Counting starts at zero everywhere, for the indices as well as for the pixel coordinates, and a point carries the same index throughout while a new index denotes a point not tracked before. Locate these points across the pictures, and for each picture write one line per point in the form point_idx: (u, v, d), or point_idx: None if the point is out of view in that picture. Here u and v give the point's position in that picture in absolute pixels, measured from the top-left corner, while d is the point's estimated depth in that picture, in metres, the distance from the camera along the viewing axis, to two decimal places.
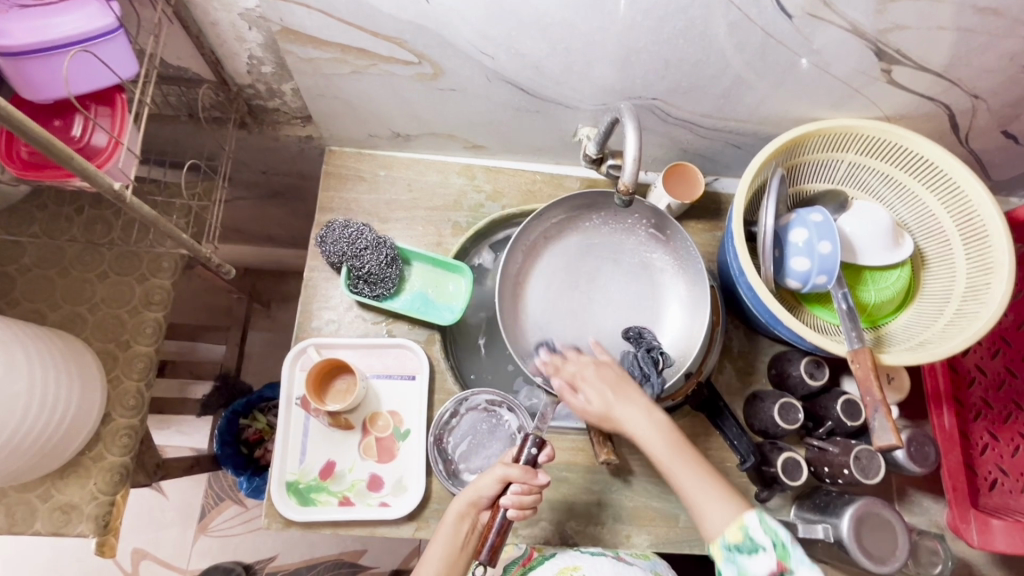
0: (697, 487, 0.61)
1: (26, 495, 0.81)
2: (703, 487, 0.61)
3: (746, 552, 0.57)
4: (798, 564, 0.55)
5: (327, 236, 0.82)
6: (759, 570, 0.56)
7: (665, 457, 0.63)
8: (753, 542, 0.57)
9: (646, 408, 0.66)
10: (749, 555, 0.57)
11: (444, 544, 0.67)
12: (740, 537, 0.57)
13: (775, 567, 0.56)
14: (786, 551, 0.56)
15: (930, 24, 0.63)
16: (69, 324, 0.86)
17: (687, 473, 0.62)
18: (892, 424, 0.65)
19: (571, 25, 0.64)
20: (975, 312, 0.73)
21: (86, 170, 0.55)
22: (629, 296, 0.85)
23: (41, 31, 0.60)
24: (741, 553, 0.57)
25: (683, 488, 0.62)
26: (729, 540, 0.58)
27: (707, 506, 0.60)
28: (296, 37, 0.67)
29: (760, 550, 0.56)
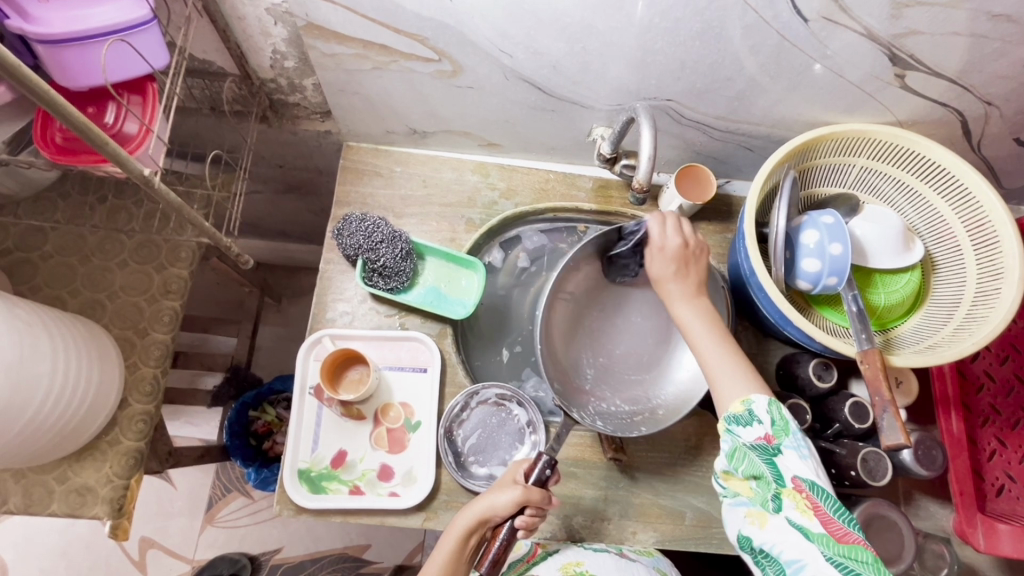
0: (721, 364, 0.62)
1: (43, 476, 0.82)
2: (726, 371, 0.62)
3: (743, 423, 0.58)
4: (787, 444, 0.57)
5: (343, 229, 0.84)
6: (750, 437, 0.57)
7: (698, 337, 0.65)
8: (751, 415, 0.58)
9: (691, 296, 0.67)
10: (745, 427, 0.58)
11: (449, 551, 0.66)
12: (741, 409, 0.59)
13: (766, 438, 0.57)
14: (782, 430, 0.57)
15: (944, 30, 0.64)
16: (88, 310, 0.88)
17: (714, 354, 0.63)
18: (900, 424, 0.65)
19: (589, 25, 0.65)
20: (984, 316, 0.73)
21: (118, 155, 0.57)
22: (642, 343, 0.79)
23: (77, 20, 0.62)
24: (737, 424, 0.58)
25: (711, 368, 0.63)
26: (731, 413, 0.59)
27: (726, 385, 0.61)
28: (320, 33, 0.69)
29: (757, 421, 0.58)
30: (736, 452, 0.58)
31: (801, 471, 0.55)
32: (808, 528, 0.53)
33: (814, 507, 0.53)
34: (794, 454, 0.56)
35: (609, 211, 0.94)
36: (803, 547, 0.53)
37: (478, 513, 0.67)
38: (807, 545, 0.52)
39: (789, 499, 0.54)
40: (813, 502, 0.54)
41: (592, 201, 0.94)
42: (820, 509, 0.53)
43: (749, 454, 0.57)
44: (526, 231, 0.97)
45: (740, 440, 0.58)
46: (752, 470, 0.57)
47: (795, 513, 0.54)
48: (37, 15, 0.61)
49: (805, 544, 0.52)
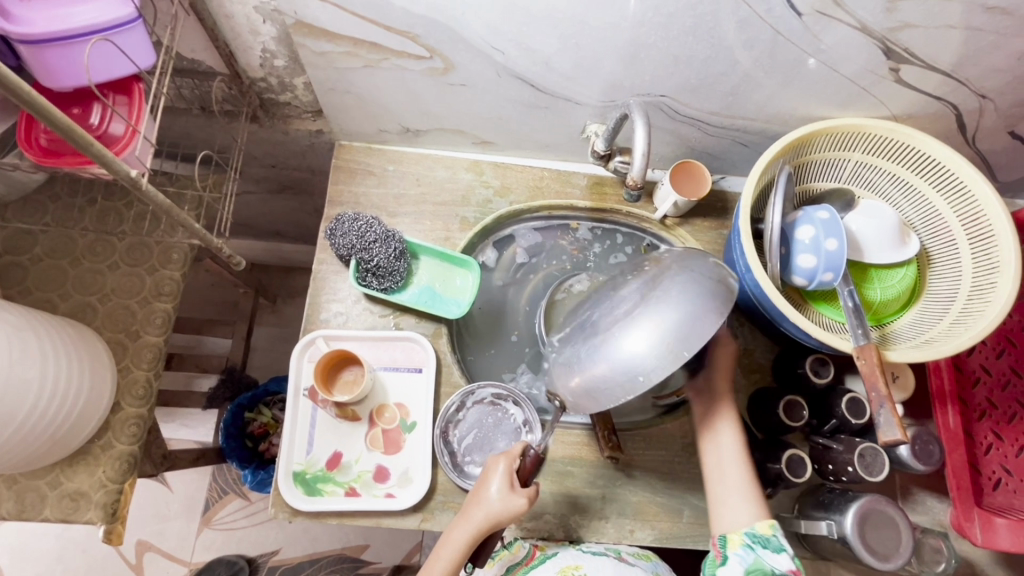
0: (727, 487, 0.66)
1: (36, 482, 0.81)
2: (735, 494, 0.66)
3: (771, 547, 0.62)
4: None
5: (336, 229, 0.84)
6: (777, 565, 0.61)
7: (727, 453, 0.68)
8: (779, 543, 0.62)
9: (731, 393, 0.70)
10: (773, 551, 0.61)
11: (454, 553, 0.65)
12: (769, 532, 0.62)
13: (792, 568, 0.60)
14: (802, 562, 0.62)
15: (938, 23, 0.63)
16: (79, 314, 0.87)
17: (734, 473, 0.67)
18: (897, 420, 0.65)
19: (581, 21, 0.65)
20: (980, 310, 0.73)
21: (104, 157, 0.56)
22: (585, 304, 0.69)
23: (59, 19, 0.61)
24: (764, 548, 0.62)
25: (717, 484, 0.67)
26: (756, 531, 0.63)
27: (731, 504, 0.65)
28: (309, 31, 0.68)
29: (786, 552, 0.61)
30: (756, 571, 0.61)
31: None
32: None
33: None
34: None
35: (604, 208, 0.94)
36: None
37: (485, 522, 0.65)
38: None
39: None
40: None
41: (586, 199, 0.94)
42: None
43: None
44: (520, 230, 0.96)
45: (764, 563, 0.61)
46: None
47: None
48: (18, 14, 0.60)
49: None
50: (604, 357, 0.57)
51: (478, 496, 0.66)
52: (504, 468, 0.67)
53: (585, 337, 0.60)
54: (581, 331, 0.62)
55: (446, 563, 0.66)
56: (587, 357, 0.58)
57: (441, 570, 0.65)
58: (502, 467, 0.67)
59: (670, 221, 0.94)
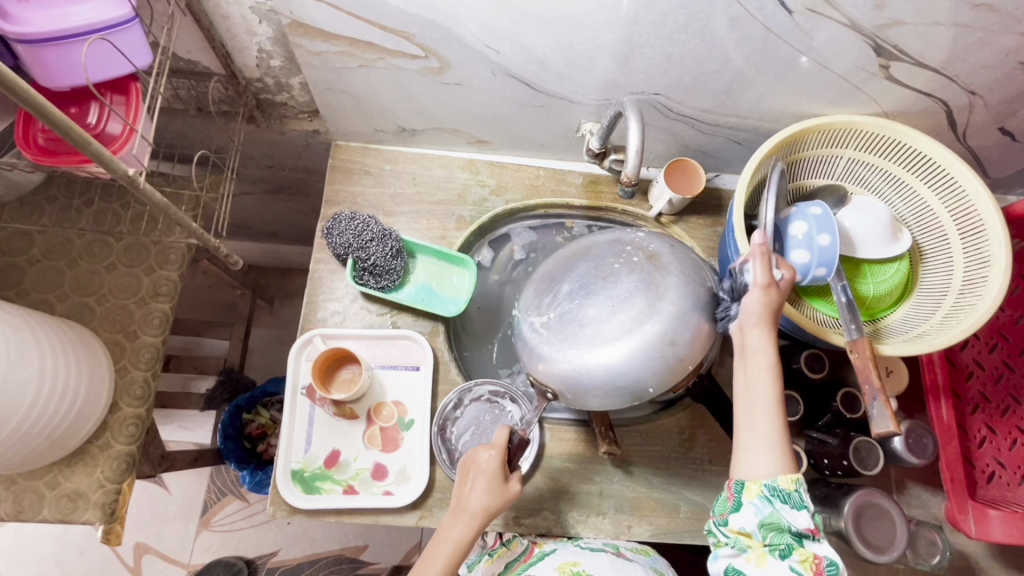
0: (753, 428, 0.57)
1: (34, 482, 0.82)
2: (761, 439, 0.57)
3: (791, 504, 0.54)
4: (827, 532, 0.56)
5: (332, 228, 0.84)
6: (795, 522, 0.55)
7: (758, 394, 0.57)
8: (801, 498, 0.55)
9: (774, 332, 0.58)
10: (793, 507, 0.54)
11: (451, 552, 0.64)
12: (791, 488, 0.54)
13: (810, 527, 0.55)
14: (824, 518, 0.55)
15: (927, 19, 0.64)
16: (77, 314, 0.87)
17: (765, 420, 0.57)
18: (890, 412, 0.64)
19: (575, 20, 0.65)
20: (973, 303, 0.74)
21: (101, 155, 0.56)
22: (557, 271, 0.64)
23: (57, 19, 0.61)
24: (783, 504, 0.55)
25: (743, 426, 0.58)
26: (778, 485, 0.55)
27: (752, 451, 0.57)
28: (305, 30, 0.68)
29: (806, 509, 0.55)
30: (772, 524, 0.55)
31: (824, 548, 0.56)
32: None
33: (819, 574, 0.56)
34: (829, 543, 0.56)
35: (599, 206, 0.94)
36: None
37: (479, 512, 0.64)
38: None
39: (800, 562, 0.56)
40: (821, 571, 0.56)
41: (582, 197, 0.95)
42: None
43: (783, 532, 0.56)
44: (515, 228, 0.96)
45: (781, 519, 0.55)
46: (777, 541, 0.56)
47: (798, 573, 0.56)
48: (16, 15, 0.61)
49: None
50: (612, 366, 0.58)
51: (471, 486, 0.66)
52: (496, 451, 0.66)
53: (586, 337, 0.58)
54: (574, 323, 0.59)
55: (442, 563, 0.64)
56: (592, 362, 0.58)
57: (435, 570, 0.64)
58: (493, 453, 0.66)
59: (665, 218, 0.94)
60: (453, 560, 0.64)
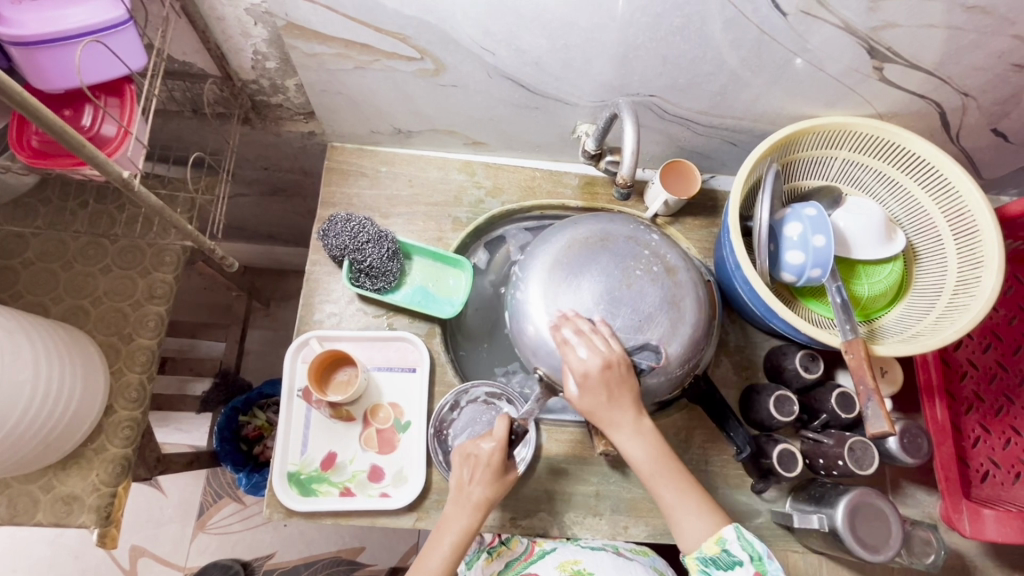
0: (668, 499, 0.64)
1: (29, 486, 0.81)
2: (680, 503, 0.64)
3: (722, 565, 0.61)
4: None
5: (328, 230, 0.84)
6: None
7: (649, 472, 0.65)
8: (730, 557, 0.61)
9: (634, 427, 0.64)
10: (727, 568, 0.60)
11: (454, 542, 0.66)
12: (717, 550, 0.61)
13: None
14: (762, 563, 0.60)
15: (920, 22, 0.65)
16: (72, 317, 0.87)
17: (671, 497, 0.64)
18: (884, 412, 0.67)
19: (571, 22, 0.65)
20: (966, 303, 0.74)
21: (95, 157, 0.56)
22: (577, 262, 0.70)
23: (51, 21, 0.61)
24: (717, 567, 0.61)
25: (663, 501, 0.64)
26: (707, 553, 0.62)
27: (684, 518, 0.63)
28: (301, 32, 0.68)
29: (737, 563, 0.60)
30: None
31: None
32: None
33: None
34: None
35: (595, 207, 0.94)
36: None
37: (480, 503, 0.67)
38: None
39: None
40: None
41: (578, 198, 0.95)
42: None
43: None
44: (509, 230, 0.96)
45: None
46: None
47: None
48: (10, 17, 0.61)
49: None
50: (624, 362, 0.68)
51: (472, 478, 0.68)
52: (496, 442, 0.68)
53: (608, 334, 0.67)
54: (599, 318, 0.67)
55: (444, 558, 0.66)
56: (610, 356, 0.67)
57: (437, 567, 0.65)
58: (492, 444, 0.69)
59: (661, 219, 0.94)
60: (454, 552, 0.66)
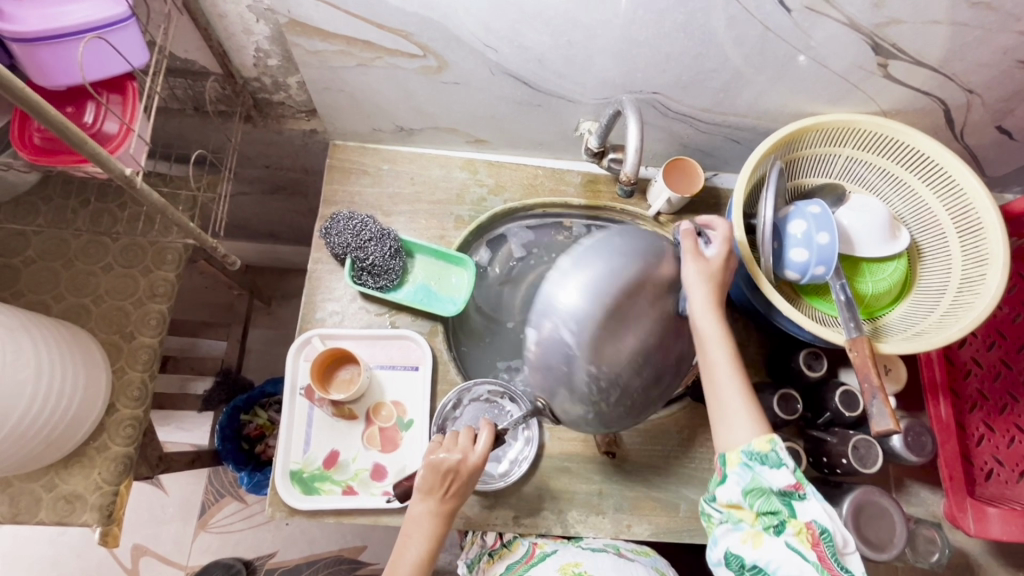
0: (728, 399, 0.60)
1: (31, 484, 0.81)
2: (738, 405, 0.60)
3: (769, 464, 0.57)
4: (812, 491, 0.57)
5: (331, 228, 0.84)
6: (776, 482, 0.57)
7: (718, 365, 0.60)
8: (777, 457, 0.57)
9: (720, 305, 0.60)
10: (771, 467, 0.57)
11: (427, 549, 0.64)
12: (767, 449, 0.57)
13: (793, 483, 0.57)
14: (805, 475, 0.57)
15: (925, 18, 0.64)
16: (73, 315, 0.86)
17: (730, 390, 0.60)
18: (889, 410, 0.65)
19: (574, 18, 0.65)
20: (971, 301, 0.74)
21: (97, 155, 0.56)
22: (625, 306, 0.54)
23: (53, 18, 0.61)
24: (762, 464, 0.57)
25: (718, 401, 0.61)
26: (755, 449, 0.58)
27: (732, 419, 0.60)
28: (303, 29, 0.68)
29: (783, 466, 0.57)
30: (754, 490, 0.57)
31: (819, 516, 0.56)
32: (802, 551, 0.55)
33: (815, 540, 0.55)
34: (817, 500, 0.57)
35: (598, 205, 0.94)
36: (801, 568, 0.54)
37: (441, 514, 0.65)
38: (799, 564, 0.55)
39: (793, 526, 0.56)
40: (815, 535, 0.55)
41: (581, 196, 0.94)
42: (819, 544, 0.55)
43: (770, 496, 0.57)
44: (511, 228, 0.96)
45: (761, 481, 0.57)
46: (767, 507, 0.57)
47: (795, 539, 0.56)
48: (13, 15, 0.61)
49: (802, 564, 0.54)
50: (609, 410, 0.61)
51: (433, 489, 0.65)
52: (481, 455, 0.65)
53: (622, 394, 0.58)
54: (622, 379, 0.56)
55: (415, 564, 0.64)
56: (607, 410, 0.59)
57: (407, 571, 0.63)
58: (477, 457, 0.65)
59: (664, 217, 0.94)
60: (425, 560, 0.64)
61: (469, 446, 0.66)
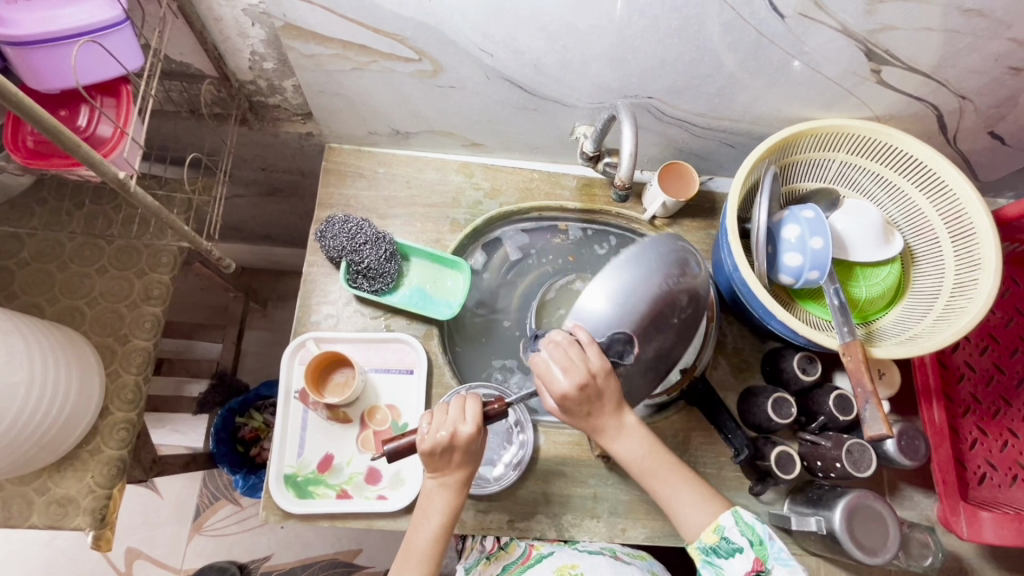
0: (672, 495, 0.65)
1: (23, 488, 0.81)
2: (680, 498, 0.64)
3: (723, 554, 0.61)
4: (774, 561, 0.59)
5: (326, 231, 0.84)
6: (738, 569, 0.60)
7: (642, 469, 0.66)
8: (729, 543, 0.61)
9: (625, 431, 0.64)
10: (727, 556, 0.61)
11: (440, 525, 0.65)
12: (716, 539, 0.61)
13: (753, 566, 0.59)
14: (763, 548, 0.60)
15: (918, 25, 0.65)
16: (68, 318, 0.86)
17: (666, 487, 0.65)
18: (882, 415, 0.67)
19: (568, 24, 0.65)
20: (963, 306, 0.74)
21: (91, 158, 0.56)
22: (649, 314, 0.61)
23: (47, 21, 0.61)
24: (718, 555, 0.61)
25: (663, 499, 0.65)
26: (706, 542, 0.62)
27: (684, 509, 0.64)
28: (298, 33, 0.68)
29: (738, 551, 0.60)
30: None
31: None
32: None
33: None
34: (781, 566, 0.59)
35: (593, 209, 0.94)
36: None
37: (453, 485, 0.66)
38: None
39: None
40: None
41: (577, 200, 0.95)
42: None
43: None
44: (506, 232, 0.96)
45: (725, 573, 0.61)
46: None
47: None
48: (6, 17, 0.61)
49: None
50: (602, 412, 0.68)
51: (439, 467, 0.64)
52: (474, 426, 0.62)
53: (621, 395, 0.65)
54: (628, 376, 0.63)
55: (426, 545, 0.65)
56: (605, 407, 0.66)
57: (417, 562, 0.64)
58: (470, 430, 0.62)
59: (659, 221, 0.94)
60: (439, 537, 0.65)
61: (459, 418, 0.62)
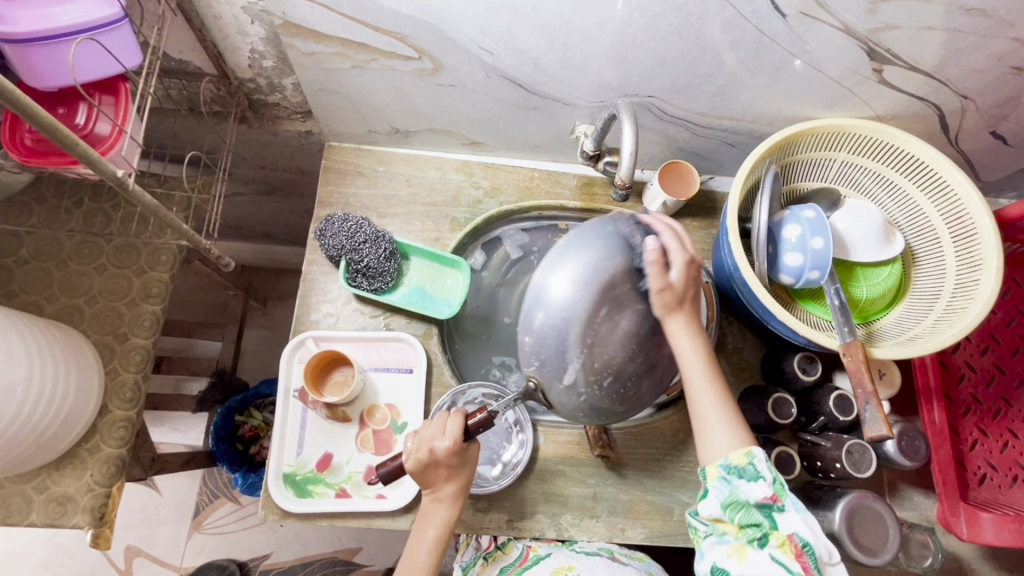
0: (704, 412, 0.61)
1: (22, 486, 0.81)
2: (717, 418, 0.61)
3: (746, 478, 0.59)
4: (790, 502, 0.58)
5: (325, 230, 0.84)
6: (753, 496, 0.58)
7: (691, 363, 0.59)
8: (755, 471, 0.59)
9: (691, 323, 0.58)
10: (748, 481, 0.59)
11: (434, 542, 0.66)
12: (744, 461, 0.59)
13: (770, 497, 0.58)
14: (783, 487, 0.59)
15: (920, 24, 0.64)
16: (66, 316, 0.86)
17: (706, 405, 0.61)
18: (883, 415, 0.67)
19: (568, 22, 0.65)
20: (965, 306, 0.74)
21: (90, 157, 0.56)
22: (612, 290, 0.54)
23: (45, 19, 0.61)
24: (739, 478, 0.59)
25: (698, 411, 0.62)
26: (733, 462, 0.59)
27: (713, 430, 0.61)
28: (297, 31, 0.68)
29: (760, 480, 0.58)
30: (732, 504, 0.59)
31: (800, 528, 0.57)
32: (786, 564, 0.56)
33: (797, 552, 0.57)
34: (796, 511, 0.58)
35: (594, 208, 0.94)
36: None
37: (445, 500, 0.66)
38: None
39: (775, 538, 0.58)
40: (798, 549, 0.57)
41: (577, 199, 0.94)
42: (802, 557, 0.56)
43: (748, 511, 0.58)
44: (506, 231, 0.96)
45: (740, 495, 0.59)
46: (748, 521, 0.58)
47: (778, 551, 0.57)
48: (4, 14, 0.60)
49: None
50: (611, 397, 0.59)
51: (430, 482, 0.65)
52: (451, 440, 0.62)
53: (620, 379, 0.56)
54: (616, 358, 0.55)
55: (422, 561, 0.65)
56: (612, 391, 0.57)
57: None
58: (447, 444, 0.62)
59: None
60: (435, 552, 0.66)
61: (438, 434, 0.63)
